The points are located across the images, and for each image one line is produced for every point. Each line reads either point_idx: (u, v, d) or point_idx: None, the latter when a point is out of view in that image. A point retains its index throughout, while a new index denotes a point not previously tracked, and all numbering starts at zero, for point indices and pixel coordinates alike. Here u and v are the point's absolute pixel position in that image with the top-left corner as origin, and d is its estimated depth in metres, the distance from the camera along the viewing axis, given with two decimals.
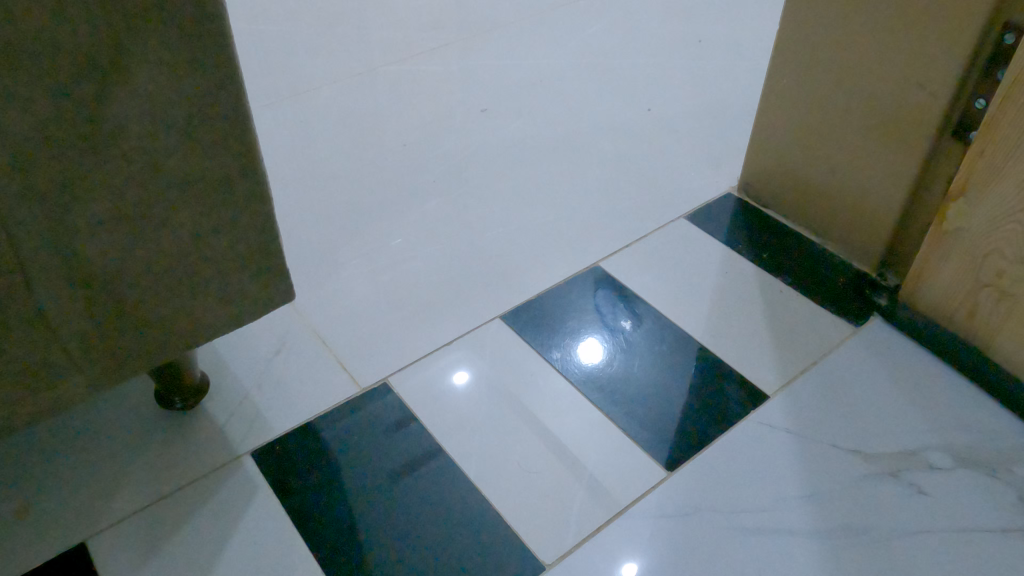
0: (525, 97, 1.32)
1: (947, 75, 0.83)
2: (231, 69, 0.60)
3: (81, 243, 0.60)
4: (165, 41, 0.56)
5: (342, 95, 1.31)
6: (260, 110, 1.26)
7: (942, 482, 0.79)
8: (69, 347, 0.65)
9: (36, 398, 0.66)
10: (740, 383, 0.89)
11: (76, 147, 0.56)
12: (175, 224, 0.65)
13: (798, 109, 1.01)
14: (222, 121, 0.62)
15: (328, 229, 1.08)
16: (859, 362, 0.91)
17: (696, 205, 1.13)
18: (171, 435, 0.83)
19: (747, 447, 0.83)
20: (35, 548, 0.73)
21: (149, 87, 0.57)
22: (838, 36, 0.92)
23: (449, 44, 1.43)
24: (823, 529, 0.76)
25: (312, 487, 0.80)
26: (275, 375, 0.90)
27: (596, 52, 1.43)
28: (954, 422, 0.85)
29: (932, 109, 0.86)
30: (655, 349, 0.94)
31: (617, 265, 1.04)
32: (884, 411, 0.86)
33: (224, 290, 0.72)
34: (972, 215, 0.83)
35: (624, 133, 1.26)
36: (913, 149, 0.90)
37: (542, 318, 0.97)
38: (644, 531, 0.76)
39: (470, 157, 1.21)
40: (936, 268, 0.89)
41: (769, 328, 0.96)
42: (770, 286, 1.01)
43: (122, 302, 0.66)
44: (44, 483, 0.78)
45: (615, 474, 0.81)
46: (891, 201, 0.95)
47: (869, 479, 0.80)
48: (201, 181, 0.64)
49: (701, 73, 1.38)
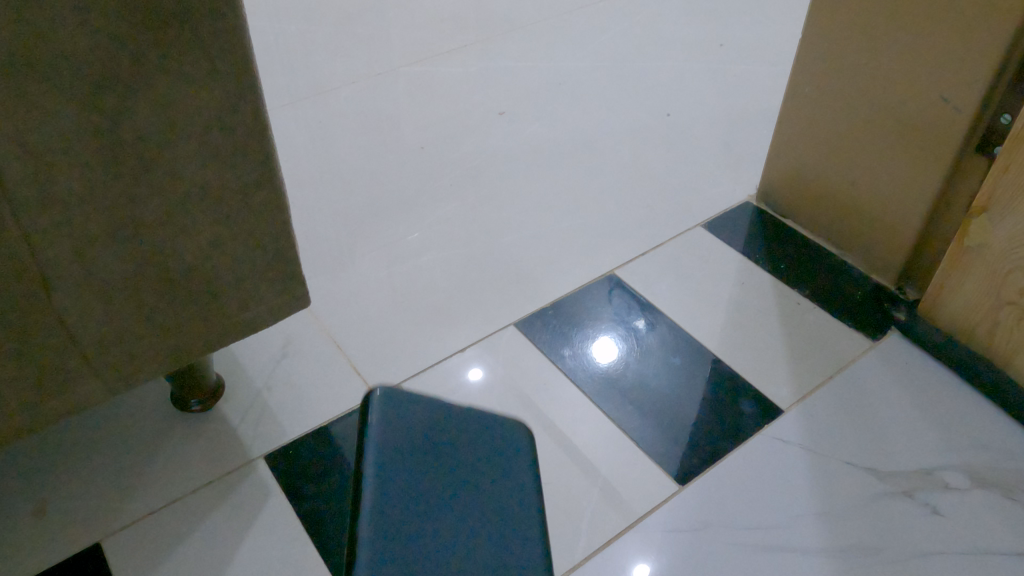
0: (544, 100, 1.32)
1: (972, 91, 0.82)
2: (250, 80, 0.61)
3: (99, 250, 0.61)
4: (187, 52, 0.56)
5: (362, 95, 1.31)
6: (280, 109, 1.27)
7: (958, 502, 0.79)
8: (87, 353, 0.66)
9: (53, 401, 0.66)
10: (754, 397, 0.89)
11: (96, 158, 0.57)
12: (193, 232, 0.65)
13: (821, 119, 1.00)
14: (241, 130, 0.62)
15: (345, 230, 1.09)
16: (876, 377, 0.90)
17: (714, 214, 1.12)
18: (186, 436, 0.84)
19: (760, 462, 0.82)
20: (51, 547, 0.75)
21: (169, 97, 0.57)
22: (861, 46, 0.91)
23: (468, 44, 1.44)
24: (834, 547, 0.76)
25: (324, 492, 0.80)
26: (289, 378, 0.90)
27: (616, 54, 1.43)
28: (972, 442, 0.84)
29: (956, 124, 0.85)
30: (669, 360, 0.93)
31: (633, 272, 1.04)
32: (901, 428, 0.85)
33: (241, 296, 0.72)
34: (995, 232, 0.82)
35: (642, 137, 1.25)
36: (936, 163, 0.89)
37: (556, 325, 0.97)
38: (655, 545, 0.76)
39: (487, 160, 1.21)
40: (957, 284, 0.88)
41: (785, 342, 0.95)
42: (786, 298, 1.00)
43: (139, 308, 0.66)
44: (62, 482, 0.79)
45: (627, 484, 0.81)
46: (912, 215, 0.94)
47: (883, 498, 0.79)
48: (220, 188, 0.64)
49: (721, 77, 1.37)
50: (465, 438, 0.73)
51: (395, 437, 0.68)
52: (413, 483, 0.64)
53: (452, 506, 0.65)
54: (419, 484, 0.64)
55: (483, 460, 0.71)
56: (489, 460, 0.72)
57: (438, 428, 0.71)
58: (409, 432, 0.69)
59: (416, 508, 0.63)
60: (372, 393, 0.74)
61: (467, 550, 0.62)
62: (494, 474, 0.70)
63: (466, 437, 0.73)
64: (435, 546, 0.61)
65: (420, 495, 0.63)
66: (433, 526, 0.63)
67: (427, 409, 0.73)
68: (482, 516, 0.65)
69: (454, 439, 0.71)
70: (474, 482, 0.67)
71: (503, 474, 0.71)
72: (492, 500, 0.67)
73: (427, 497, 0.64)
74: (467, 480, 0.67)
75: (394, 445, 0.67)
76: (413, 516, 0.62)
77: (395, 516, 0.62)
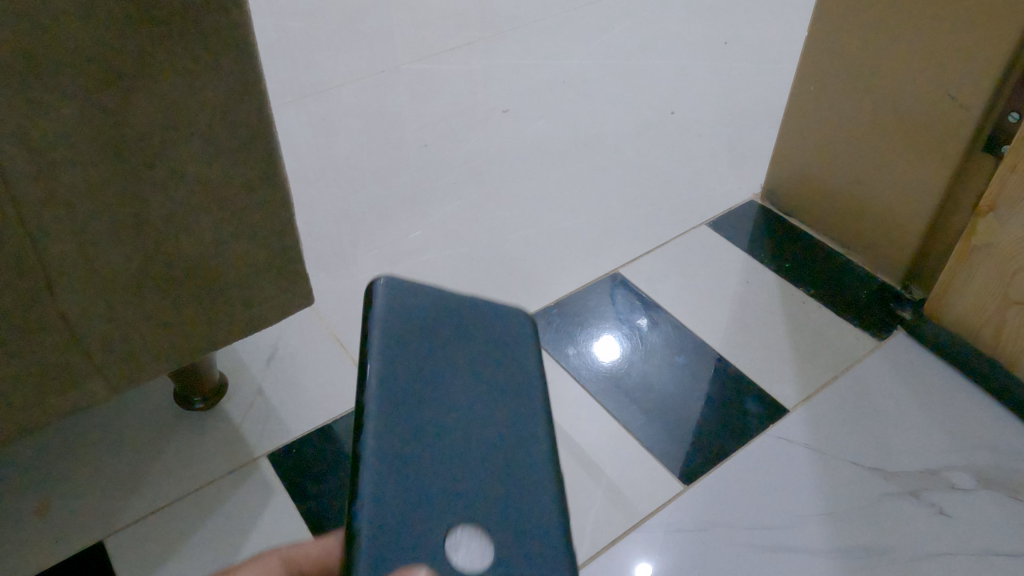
0: (547, 97, 1.32)
1: (980, 90, 0.81)
2: (255, 77, 0.60)
3: (103, 248, 0.61)
4: (192, 49, 0.56)
5: (364, 93, 1.31)
6: (283, 107, 1.27)
7: (964, 502, 0.78)
8: (91, 350, 0.65)
9: (57, 399, 0.66)
10: (759, 396, 0.89)
11: (100, 155, 0.56)
12: (197, 230, 0.65)
13: (827, 117, 0.99)
14: (246, 127, 0.62)
15: (348, 228, 1.09)
16: (881, 376, 0.90)
17: (718, 212, 1.12)
18: (189, 435, 0.84)
19: (765, 461, 0.82)
20: (54, 545, 0.74)
21: (174, 95, 0.57)
22: (869, 43, 0.90)
23: (471, 42, 1.43)
24: (840, 548, 0.75)
25: (328, 490, 0.80)
26: (292, 377, 0.90)
27: (619, 52, 1.42)
28: (978, 442, 0.83)
29: (963, 122, 0.84)
30: (674, 359, 0.93)
31: (637, 270, 1.03)
32: (906, 428, 0.85)
33: (244, 293, 0.72)
34: (1002, 231, 0.82)
35: (646, 135, 1.25)
36: (943, 162, 0.88)
37: (560, 323, 0.97)
38: (660, 545, 0.76)
39: (490, 157, 1.20)
40: (963, 283, 0.88)
41: (789, 341, 0.94)
42: (791, 297, 1.00)
43: (142, 306, 0.66)
44: (64, 480, 0.79)
45: (631, 484, 0.81)
46: (918, 213, 0.93)
47: (889, 498, 0.79)
48: (224, 186, 0.64)
49: (725, 75, 1.37)
50: (485, 324, 0.55)
51: (400, 323, 0.52)
52: (428, 379, 0.50)
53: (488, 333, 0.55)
54: (434, 380, 0.50)
55: (506, 345, 0.55)
56: (511, 347, 0.55)
57: (446, 311, 0.54)
58: (416, 323, 0.52)
59: (431, 407, 0.48)
60: (375, 281, 0.55)
61: (490, 448, 0.48)
62: (521, 357, 0.54)
63: (483, 329, 0.55)
64: (453, 445, 0.47)
65: (434, 390, 0.49)
66: (448, 416, 0.48)
67: (441, 298, 0.54)
68: (504, 404, 0.51)
69: (471, 328, 0.54)
70: (501, 369, 0.53)
71: (518, 328, 0.56)
72: (518, 384, 0.52)
73: (444, 389, 0.50)
74: (491, 368, 0.52)
75: (394, 348, 0.50)
76: (422, 411, 0.48)
77: (404, 416, 0.47)
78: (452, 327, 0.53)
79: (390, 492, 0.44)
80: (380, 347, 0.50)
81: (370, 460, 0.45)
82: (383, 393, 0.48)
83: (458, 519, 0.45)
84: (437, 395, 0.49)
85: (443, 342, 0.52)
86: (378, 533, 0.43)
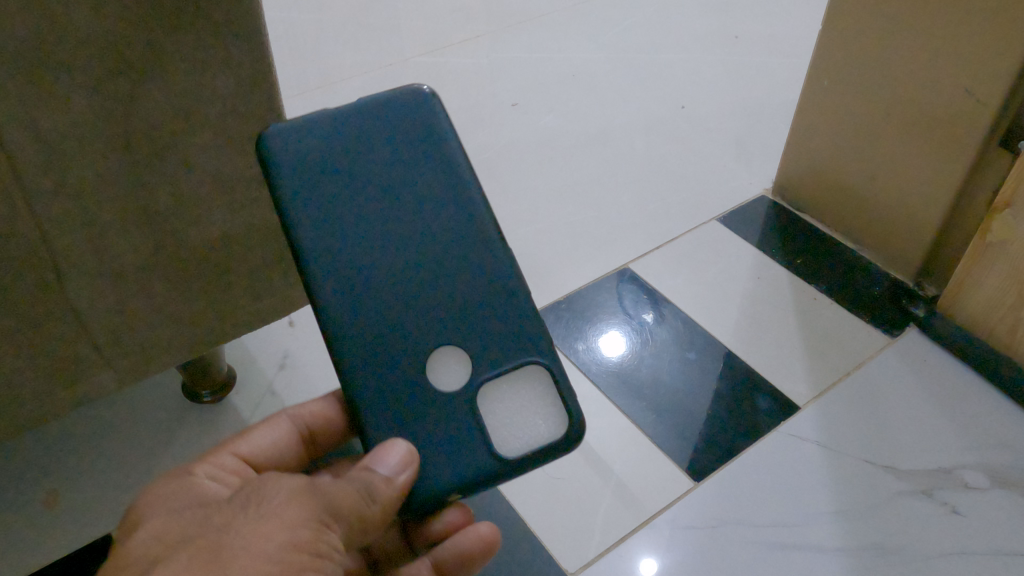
0: (557, 91, 1.31)
1: (997, 85, 0.80)
2: (265, 68, 0.59)
3: (113, 240, 0.60)
4: (202, 39, 0.55)
5: (373, 86, 1.30)
6: (291, 100, 1.27)
7: (978, 502, 0.78)
8: (100, 343, 0.65)
9: (66, 391, 0.66)
10: (771, 393, 0.88)
11: (109, 147, 0.55)
12: (206, 222, 0.64)
13: (840, 111, 0.98)
14: (255, 119, 0.61)
15: None
16: (894, 374, 0.89)
17: (729, 207, 1.11)
18: (197, 428, 0.83)
19: (777, 458, 0.81)
20: (63, 538, 0.74)
21: (183, 85, 0.56)
22: (885, 35, 0.88)
23: (480, 35, 1.43)
24: (852, 547, 0.75)
25: None
26: (300, 370, 0.89)
27: (629, 46, 1.41)
28: (992, 441, 0.83)
29: (980, 118, 0.83)
30: (684, 356, 0.92)
31: (647, 266, 1.03)
32: (919, 426, 0.84)
33: (255, 286, 0.72)
34: (1017, 228, 0.81)
35: (656, 129, 1.24)
36: (959, 157, 0.87)
37: (569, 319, 0.96)
38: (670, 542, 0.75)
39: (499, 151, 1.20)
40: (978, 280, 0.87)
41: (801, 338, 0.94)
42: (803, 293, 0.99)
43: (152, 299, 0.66)
44: (74, 471, 0.79)
45: (642, 480, 0.80)
46: (931, 208, 0.93)
47: (901, 497, 0.78)
48: (234, 178, 0.63)
49: (736, 69, 1.36)
50: (390, 122, 0.60)
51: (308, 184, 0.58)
52: (354, 208, 0.57)
53: (381, 150, 0.59)
54: (362, 208, 0.58)
55: (415, 133, 0.60)
56: (419, 131, 0.60)
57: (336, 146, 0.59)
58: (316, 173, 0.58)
59: (368, 258, 0.57)
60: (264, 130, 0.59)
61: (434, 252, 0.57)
62: (434, 142, 0.60)
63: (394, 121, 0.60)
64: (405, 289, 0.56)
65: (365, 241, 0.57)
66: (387, 240, 0.57)
67: (326, 125, 0.59)
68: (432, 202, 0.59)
69: (376, 129, 0.60)
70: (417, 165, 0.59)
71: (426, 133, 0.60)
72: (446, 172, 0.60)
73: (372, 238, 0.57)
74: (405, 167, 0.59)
75: (316, 188, 0.58)
76: (364, 244, 0.57)
77: (348, 258, 0.56)
78: (360, 136, 0.59)
79: (364, 360, 0.55)
80: (301, 190, 0.57)
81: (342, 343, 0.55)
82: (321, 240, 0.57)
83: (436, 360, 0.56)
84: (370, 222, 0.57)
85: (357, 158, 0.59)
86: (367, 383, 0.55)
